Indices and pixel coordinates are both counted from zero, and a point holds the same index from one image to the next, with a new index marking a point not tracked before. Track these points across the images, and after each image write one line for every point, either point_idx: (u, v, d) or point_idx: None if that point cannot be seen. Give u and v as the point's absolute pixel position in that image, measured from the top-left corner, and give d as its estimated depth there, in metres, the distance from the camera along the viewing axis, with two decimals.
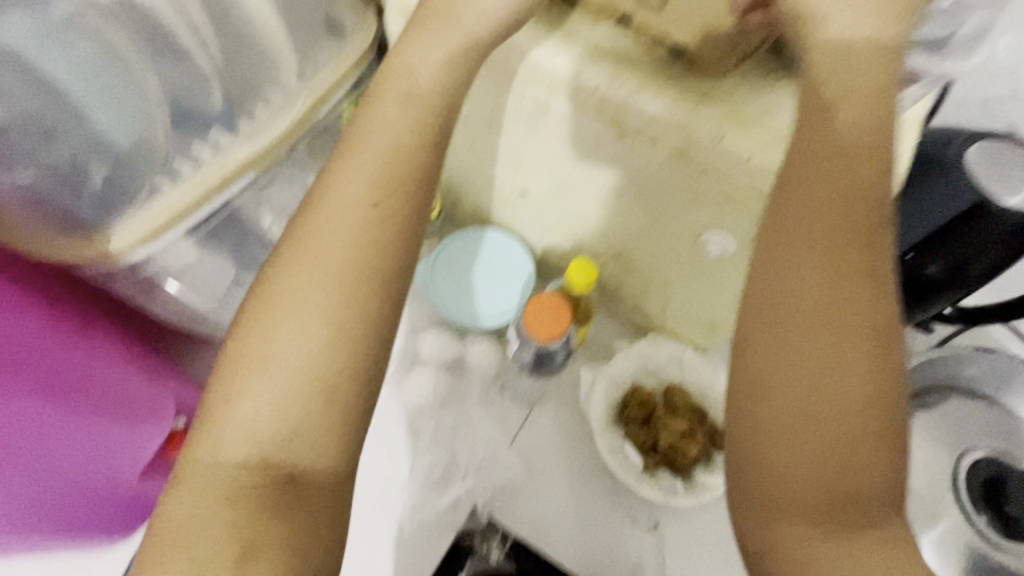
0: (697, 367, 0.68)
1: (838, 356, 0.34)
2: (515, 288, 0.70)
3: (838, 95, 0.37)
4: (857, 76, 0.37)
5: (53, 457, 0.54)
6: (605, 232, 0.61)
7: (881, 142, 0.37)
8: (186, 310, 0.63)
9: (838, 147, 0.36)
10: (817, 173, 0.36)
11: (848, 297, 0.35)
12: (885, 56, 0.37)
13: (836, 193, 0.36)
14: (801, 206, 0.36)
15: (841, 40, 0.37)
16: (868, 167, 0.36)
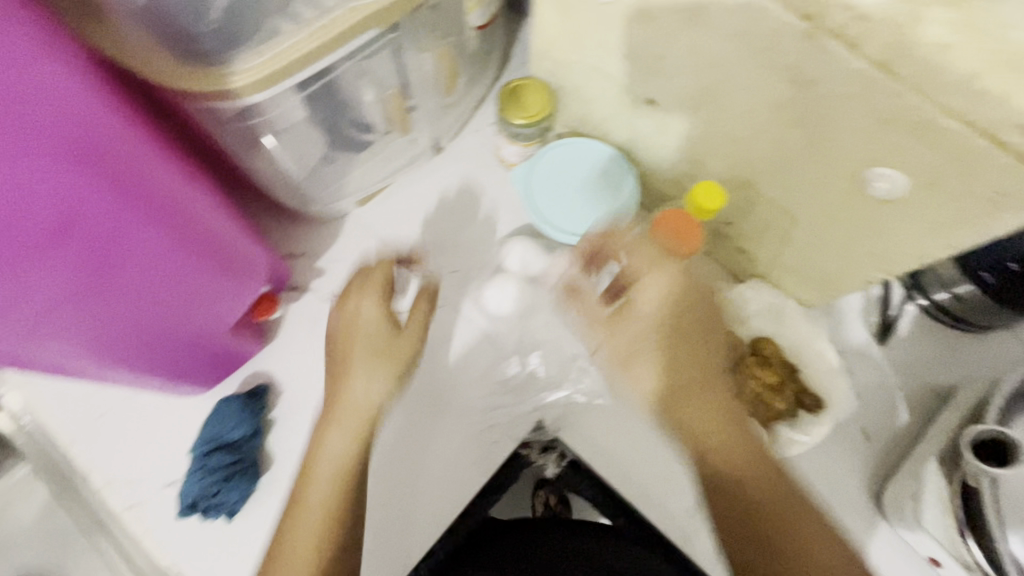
0: (797, 322, 0.63)
1: (769, 488, 0.57)
2: (613, 216, 0.67)
3: (708, 418, 0.59)
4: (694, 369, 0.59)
5: (156, 304, 0.49)
6: (737, 156, 0.54)
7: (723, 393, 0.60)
8: (279, 178, 0.61)
9: (723, 424, 0.59)
10: (737, 447, 0.58)
11: (760, 480, 0.58)
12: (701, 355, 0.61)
13: (729, 419, 0.59)
14: (735, 463, 0.58)
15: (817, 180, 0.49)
16: (732, 407, 0.60)
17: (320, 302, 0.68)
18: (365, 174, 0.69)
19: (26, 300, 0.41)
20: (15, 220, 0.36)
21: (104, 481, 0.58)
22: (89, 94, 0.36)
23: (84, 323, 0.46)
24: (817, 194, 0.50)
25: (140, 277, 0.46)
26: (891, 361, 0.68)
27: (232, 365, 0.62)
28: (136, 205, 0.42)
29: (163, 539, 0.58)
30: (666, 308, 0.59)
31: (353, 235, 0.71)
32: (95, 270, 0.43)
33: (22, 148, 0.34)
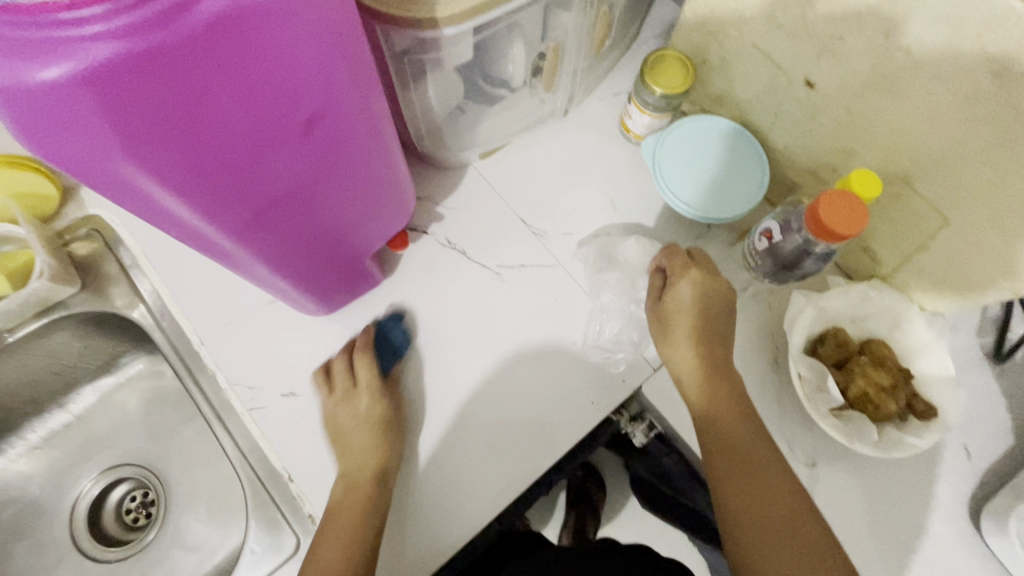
0: (917, 328, 0.62)
1: (761, 464, 0.54)
2: (739, 200, 0.66)
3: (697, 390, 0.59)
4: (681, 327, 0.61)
5: (332, 221, 0.47)
6: (896, 148, 0.53)
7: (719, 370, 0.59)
8: (424, 115, 0.63)
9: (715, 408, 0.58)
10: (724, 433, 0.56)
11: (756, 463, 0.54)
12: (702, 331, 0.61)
13: (734, 410, 0.57)
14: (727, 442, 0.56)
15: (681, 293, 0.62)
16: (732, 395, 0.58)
17: (438, 245, 0.70)
18: (493, 129, 0.70)
19: (249, 198, 0.38)
20: (280, 110, 0.33)
21: (231, 381, 0.62)
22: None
23: (276, 231, 0.43)
24: (982, 195, 0.49)
25: (335, 190, 0.44)
26: (1002, 383, 0.66)
27: (348, 294, 0.62)
28: (362, 114, 0.40)
29: (279, 443, 0.61)
30: (694, 324, 0.61)
31: (472, 185, 0.73)
32: (311, 175, 0.40)
33: (280, 63, 0.31)
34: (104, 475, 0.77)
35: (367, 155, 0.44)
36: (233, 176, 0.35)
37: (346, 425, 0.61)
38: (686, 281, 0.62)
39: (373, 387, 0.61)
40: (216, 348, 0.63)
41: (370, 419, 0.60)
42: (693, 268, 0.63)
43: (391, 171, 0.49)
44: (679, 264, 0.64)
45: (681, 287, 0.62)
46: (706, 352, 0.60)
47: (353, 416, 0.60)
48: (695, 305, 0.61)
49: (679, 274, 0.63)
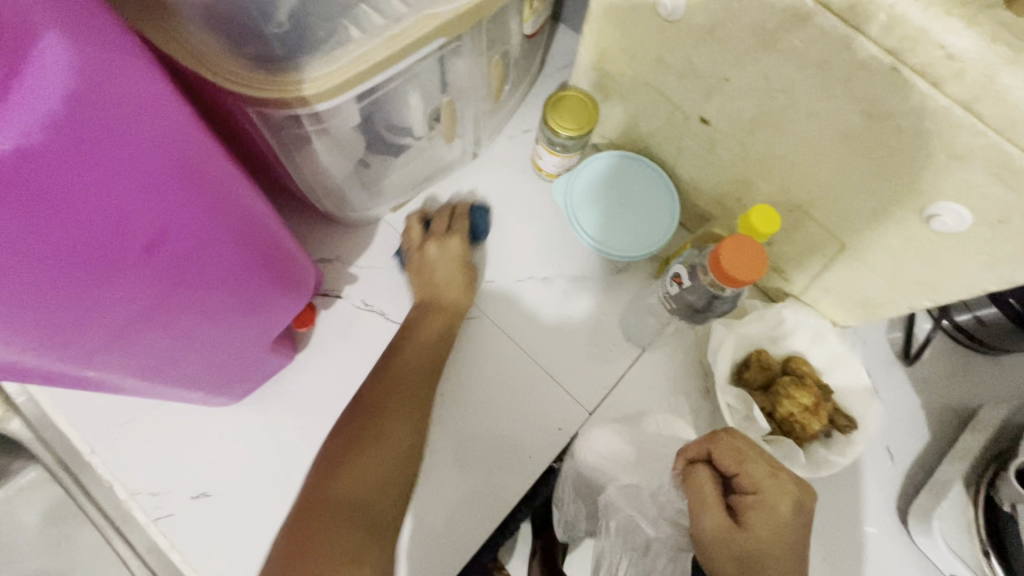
0: (833, 343, 0.64)
1: None
2: (652, 233, 0.66)
3: None
4: (765, 526, 0.48)
5: (218, 324, 0.44)
6: (789, 180, 0.54)
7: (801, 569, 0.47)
8: (320, 179, 0.59)
9: None
10: None
11: None
12: (790, 532, 0.48)
13: None
14: None
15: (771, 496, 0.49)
16: None
17: (354, 309, 0.66)
18: (400, 181, 0.68)
19: (101, 329, 0.35)
20: (109, 240, 0.30)
21: (130, 491, 0.56)
22: (179, 97, 0.31)
23: (148, 351, 0.40)
24: (873, 223, 0.51)
25: (211, 298, 0.41)
26: (913, 381, 0.70)
27: (256, 382, 0.58)
28: (223, 221, 0.37)
29: (192, 551, 0.56)
30: (778, 548, 0.47)
31: (385, 240, 0.70)
32: (176, 293, 0.37)
33: (74, 208, 0.28)
34: None
35: (230, 266, 0.41)
36: (69, 314, 0.32)
37: (430, 258, 0.66)
38: (784, 498, 0.49)
39: (464, 232, 0.67)
40: (109, 456, 0.57)
41: (458, 259, 0.66)
42: (783, 478, 0.50)
43: (270, 272, 0.46)
44: (764, 473, 0.50)
45: (771, 503, 0.49)
46: (786, 549, 0.47)
47: (442, 254, 0.66)
48: (784, 530, 0.48)
49: (771, 494, 0.49)
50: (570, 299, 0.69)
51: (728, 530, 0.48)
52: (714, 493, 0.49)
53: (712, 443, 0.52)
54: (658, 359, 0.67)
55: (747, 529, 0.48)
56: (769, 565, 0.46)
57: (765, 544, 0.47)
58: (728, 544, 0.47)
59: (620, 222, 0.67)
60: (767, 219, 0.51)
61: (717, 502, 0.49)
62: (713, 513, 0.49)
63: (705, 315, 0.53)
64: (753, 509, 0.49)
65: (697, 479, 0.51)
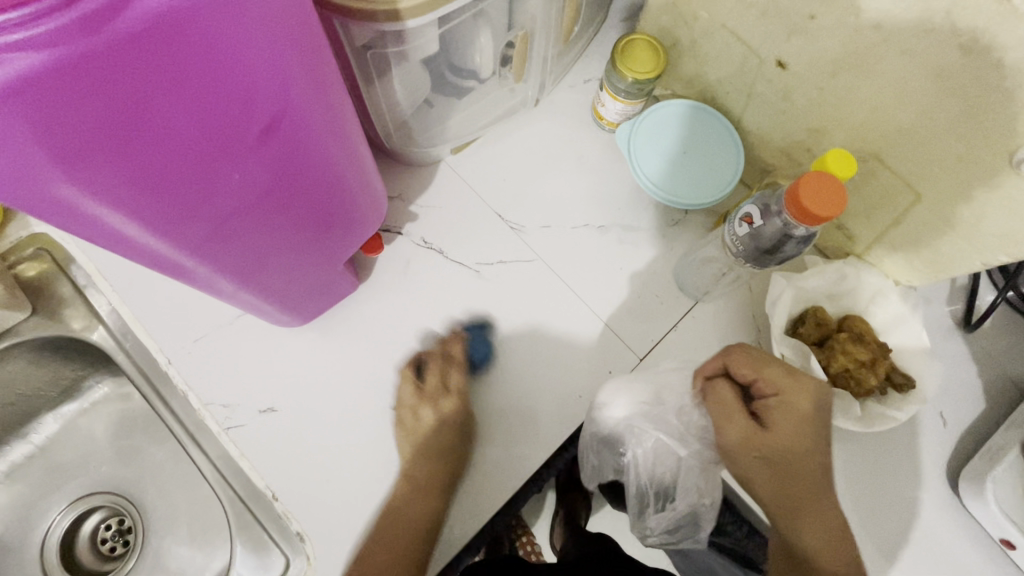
0: (894, 304, 0.63)
1: (818, 496, 0.51)
2: (713, 185, 0.66)
3: (784, 462, 0.50)
4: (785, 427, 0.51)
5: (303, 226, 0.46)
6: (868, 128, 0.53)
7: (811, 441, 0.51)
8: (391, 111, 0.60)
9: (795, 465, 0.51)
10: (805, 515, 0.51)
11: (827, 495, 0.51)
12: (814, 425, 0.51)
13: (817, 479, 0.51)
14: (795, 513, 0.51)
15: (790, 406, 0.51)
16: (815, 473, 0.51)
17: (414, 246, 0.68)
18: (463, 122, 0.69)
19: (209, 208, 0.37)
20: (233, 115, 0.32)
21: (203, 402, 0.60)
22: None
23: (242, 242, 0.42)
24: (957, 171, 0.49)
25: (301, 197, 0.43)
26: (972, 350, 0.69)
27: (322, 305, 0.60)
28: (324, 117, 0.39)
29: (259, 460, 0.59)
30: (799, 440, 0.51)
31: (445, 182, 0.71)
32: (276, 182, 0.39)
33: (213, 77, 0.29)
34: (74, 505, 0.73)
35: (321, 167, 0.42)
36: (188, 186, 0.34)
37: (422, 423, 0.61)
38: (799, 390, 0.52)
39: (461, 387, 0.63)
40: (185, 368, 0.60)
41: (448, 421, 0.61)
42: (800, 376, 0.52)
43: (352, 184, 0.48)
44: (780, 374, 0.52)
45: (789, 402, 0.51)
46: (801, 430, 0.51)
47: (436, 420, 0.61)
48: (805, 422, 0.51)
49: (789, 393, 0.51)
50: (625, 248, 0.70)
51: (750, 431, 0.51)
52: (734, 399, 0.52)
53: (726, 357, 0.54)
54: (712, 311, 0.67)
55: (761, 435, 0.51)
56: (790, 456, 0.51)
57: (786, 439, 0.51)
58: (752, 444, 0.51)
59: (687, 162, 0.67)
60: (845, 161, 0.51)
61: (739, 407, 0.52)
62: (737, 422, 0.51)
63: (772, 260, 0.52)
64: (772, 414, 0.51)
65: (718, 394, 0.53)
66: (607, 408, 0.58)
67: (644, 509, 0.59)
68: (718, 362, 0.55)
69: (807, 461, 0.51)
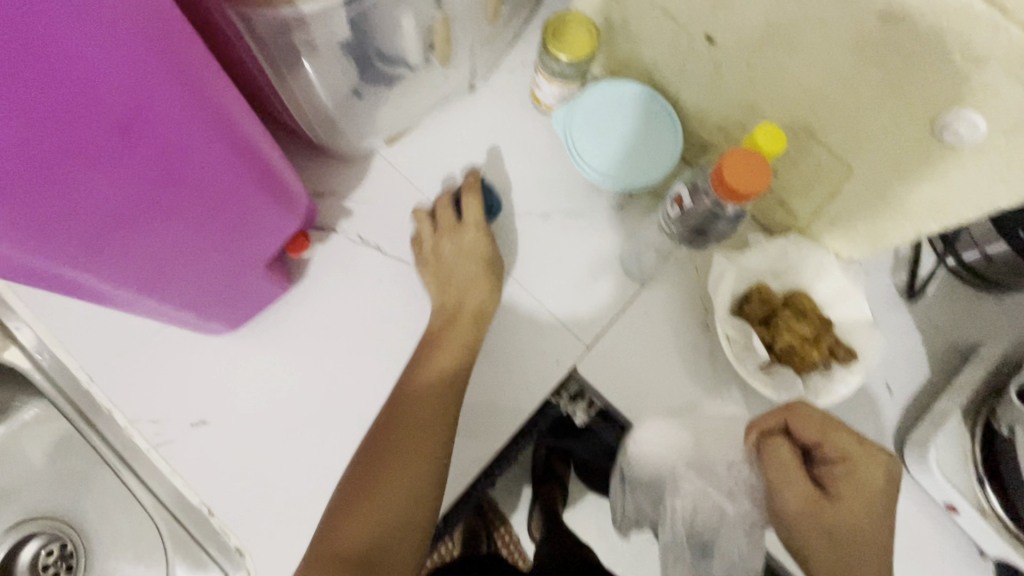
0: (836, 278, 0.63)
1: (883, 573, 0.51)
2: (654, 165, 0.64)
3: (848, 535, 0.52)
4: (851, 496, 0.53)
5: (206, 230, 0.44)
6: (797, 101, 0.52)
7: (877, 518, 0.53)
8: (312, 103, 0.57)
9: (858, 537, 0.52)
10: None
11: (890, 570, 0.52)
12: (878, 502, 0.53)
13: (883, 559, 0.51)
14: None
15: (858, 478, 0.54)
16: (880, 550, 0.51)
17: (350, 243, 0.65)
18: (395, 111, 0.66)
19: (77, 218, 0.34)
20: (80, 115, 0.30)
21: (129, 419, 0.57)
22: None
23: (132, 251, 0.40)
24: (884, 142, 0.49)
25: (194, 198, 0.41)
26: (916, 319, 0.69)
27: (250, 310, 0.58)
28: (198, 111, 0.37)
29: (193, 475, 0.56)
30: (864, 513, 0.53)
31: (381, 174, 0.68)
32: (156, 184, 0.37)
33: (38, 71, 0.27)
34: (9, 533, 0.70)
35: (207, 164, 0.40)
36: (47, 198, 0.31)
37: (447, 255, 0.62)
38: (870, 462, 0.54)
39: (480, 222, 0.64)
40: (109, 385, 0.57)
41: (476, 248, 0.62)
42: (869, 446, 0.55)
43: (254, 181, 0.45)
44: (850, 441, 0.55)
45: (856, 470, 0.54)
46: (866, 503, 0.53)
47: (458, 249, 0.63)
48: (869, 493, 0.53)
49: (857, 459, 0.54)
50: (571, 235, 0.68)
51: (812, 497, 0.53)
52: (795, 462, 0.54)
53: (789, 415, 0.55)
54: (659, 294, 0.66)
55: (811, 499, 0.53)
56: (854, 530, 0.52)
57: (852, 509, 0.53)
58: (814, 510, 0.53)
59: (626, 142, 0.65)
60: (772, 137, 0.50)
61: (798, 471, 0.54)
62: (797, 482, 0.54)
63: (703, 238, 0.51)
64: (837, 482, 0.54)
65: (777, 451, 0.54)
66: (652, 443, 0.61)
67: (678, 559, 0.59)
68: (776, 419, 0.56)
69: (872, 537, 0.52)
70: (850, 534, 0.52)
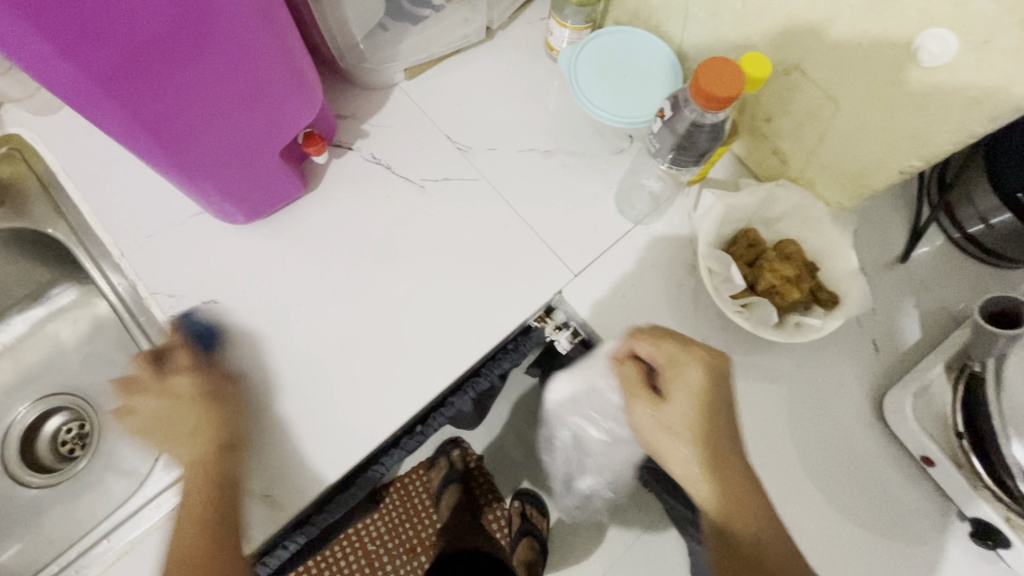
0: (825, 225, 0.64)
1: (737, 492, 0.52)
2: (651, 101, 0.67)
3: (687, 441, 0.53)
4: (684, 400, 0.54)
5: (230, 92, 0.49)
6: (786, 34, 0.55)
7: (714, 422, 0.53)
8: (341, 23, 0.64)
9: (695, 444, 0.53)
10: (721, 510, 0.52)
11: (740, 492, 0.52)
12: (706, 401, 0.54)
13: (723, 470, 0.53)
14: (714, 509, 0.52)
15: (691, 380, 0.54)
16: (721, 458, 0.53)
17: (363, 161, 0.70)
18: (415, 46, 0.71)
19: (119, 40, 0.39)
20: None
21: (150, 290, 0.63)
22: None
23: (162, 96, 0.45)
24: (862, 72, 0.51)
25: (217, 57, 0.46)
26: (910, 281, 0.69)
27: (268, 200, 0.64)
28: None
29: (198, 345, 0.61)
30: (694, 413, 0.54)
31: (398, 104, 0.73)
32: (186, 30, 0.42)
33: None
34: (38, 403, 0.78)
35: (235, 22, 0.45)
36: (92, 8, 0.37)
37: (157, 397, 0.59)
38: (693, 364, 0.54)
39: (188, 367, 0.60)
40: (137, 259, 0.64)
41: (174, 397, 0.58)
42: (693, 347, 0.54)
43: (275, 54, 0.50)
44: (675, 348, 0.54)
45: (686, 374, 0.54)
46: (703, 404, 0.53)
47: (159, 403, 0.59)
48: (704, 395, 0.54)
49: (682, 363, 0.54)
50: (570, 173, 0.71)
51: (654, 406, 0.55)
52: (639, 377, 0.56)
53: (631, 337, 0.56)
54: (649, 233, 0.68)
55: (648, 415, 0.56)
56: (692, 429, 0.53)
57: (683, 411, 0.54)
58: (658, 417, 0.55)
59: (627, 79, 0.68)
60: (761, 63, 0.52)
61: (641, 384, 0.56)
62: (639, 397, 0.56)
63: (690, 156, 0.54)
64: (671, 389, 0.54)
65: (627, 373, 0.57)
66: (558, 393, 0.66)
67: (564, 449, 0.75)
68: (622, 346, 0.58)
69: (711, 438, 0.53)
70: (698, 440, 0.53)
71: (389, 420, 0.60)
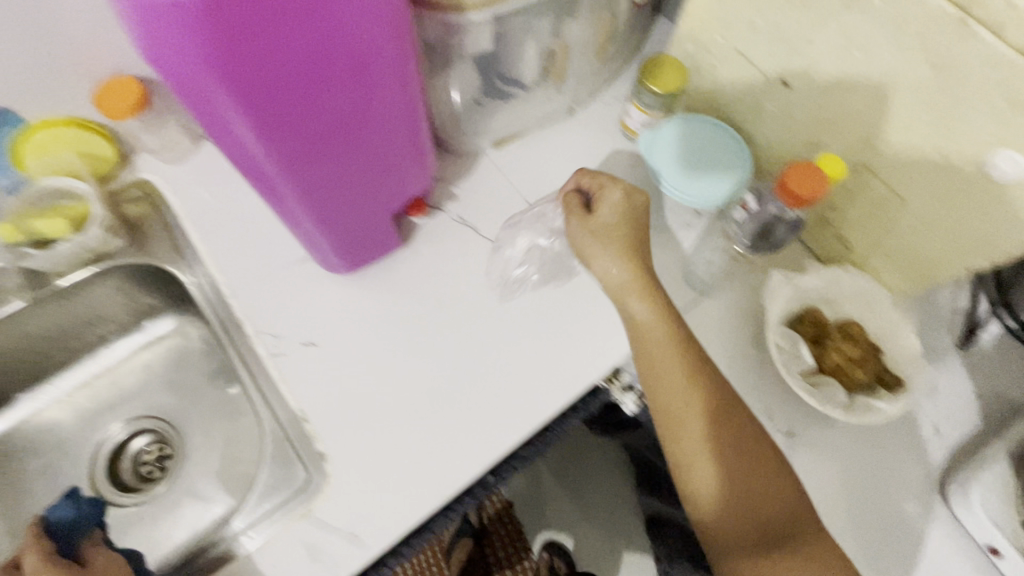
0: (887, 311, 0.68)
1: (703, 395, 0.61)
2: (723, 184, 0.72)
3: (634, 324, 0.65)
4: (610, 216, 0.69)
5: (369, 168, 0.57)
6: (859, 139, 0.60)
7: (665, 312, 0.65)
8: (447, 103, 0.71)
9: (654, 344, 0.63)
10: (667, 390, 0.62)
11: (696, 391, 0.61)
12: (631, 223, 0.69)
13: (679, 369, 0.62)
14: (671, 405, 0.61)
15: (618, 202, 0.69)
16: (670, 349, 0.62)
17: (452, 221, 0.77)
18: (505, 120, 0.79)
19: (303, 134, 0.48)
20: (331, 58, 0.43)
21: (257, 329, 0.68)
22: None
23: (320, 170, 0.53)
24: (932, 179, 0.56)
25: (368, 142, 0.54)
26: (967, 368, 0.72)
27: (373, 255, 0.71)
28: (395, 75, 0.50)
29: (296, 384, 0.66)
30: (619, 220, 0.69)
31: (483, 170, 0.80)
32: (351, 112, 0.49)
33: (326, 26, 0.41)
34: (125, 424, 0.83)
35: (386, 116, 0.53)
36: (292, 113, 0.45)
37: None
38: (617, 188, 0.70)
39: None
40: (246, 299, 0.70)
41: None
42: (620, 181, 0.71)
43: (408, 138, 0.59)
44: (609, 183, 0.70)
45: (610, 195, 0.70)
46: (630, 233, 0.68)
47: None
48: (626, 209, 0.69)
49: (608, 189, 0.70)
50: None
51: (587, 221, 0.69)
52: (577, 207, 0.70)
53: (575, 176, 0.73)
54: (715, 304, 0.72)
55: (594, 250, 0.68)
56: (615, 231, 0.68)
57: (610, 218, 0.69)
58: (587, 225, 0.69)
59: (700, 161, 0.73)
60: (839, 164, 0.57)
61: (578, 207, 0.70)
62: (575, 214, 0.70)
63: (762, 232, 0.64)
64: (601, 207, 0.70)
65: (569, 203, 0.71)
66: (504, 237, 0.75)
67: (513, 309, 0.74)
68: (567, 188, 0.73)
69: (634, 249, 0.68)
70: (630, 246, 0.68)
71: (468, 468, 0.63)
